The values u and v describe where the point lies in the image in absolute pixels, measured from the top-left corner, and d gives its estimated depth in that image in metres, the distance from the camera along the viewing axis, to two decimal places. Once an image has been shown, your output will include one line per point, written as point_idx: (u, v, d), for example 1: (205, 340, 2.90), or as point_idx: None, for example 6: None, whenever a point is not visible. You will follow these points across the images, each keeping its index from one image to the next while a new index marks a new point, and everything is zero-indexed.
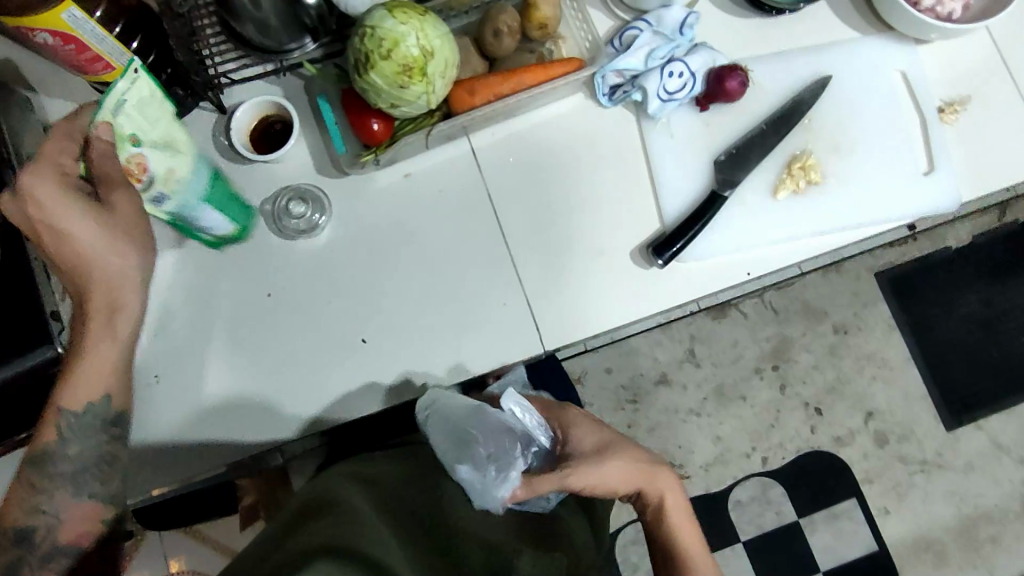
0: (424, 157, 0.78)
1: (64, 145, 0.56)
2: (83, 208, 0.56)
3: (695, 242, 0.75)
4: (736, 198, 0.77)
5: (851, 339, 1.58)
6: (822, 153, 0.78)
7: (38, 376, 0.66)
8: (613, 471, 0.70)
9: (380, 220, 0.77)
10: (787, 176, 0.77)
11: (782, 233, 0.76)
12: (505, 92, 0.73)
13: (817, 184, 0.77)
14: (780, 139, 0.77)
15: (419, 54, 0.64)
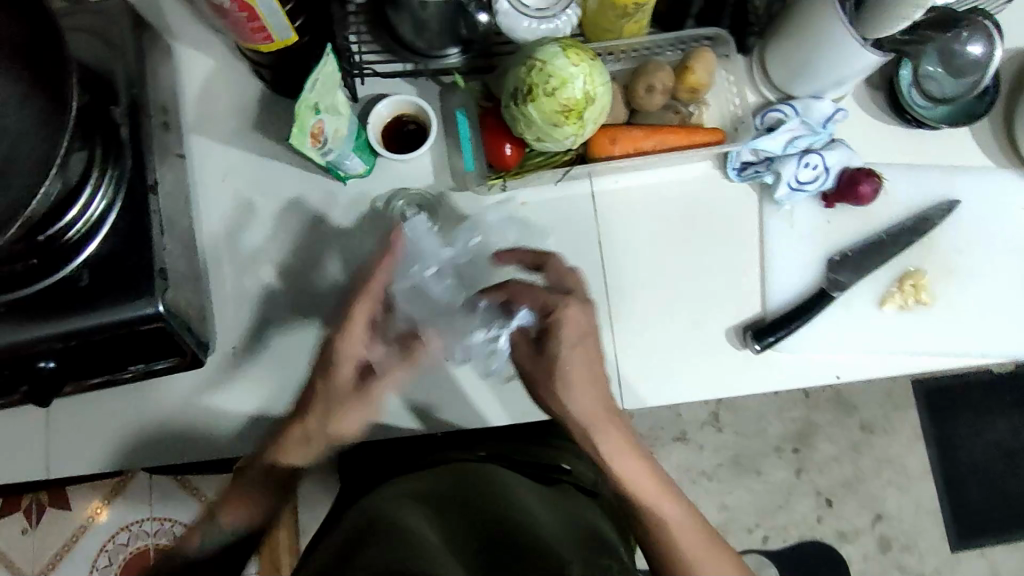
0: (545, 190, 0.77)
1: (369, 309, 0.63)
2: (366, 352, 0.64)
3: (794, 335, 0.75)
4: (841, 300, 0.76)
5: (875, 439, 1.58)
6: (936, 275, 0.77)
7: (132, 328, 0.65)
8: (594, 404, 0.65)
9: (488, 242, 0.77)
10: (896, 290, 0.76)
11: (879, 345, 0.76)
12: (646, 147, 0.72)
13: (924, 305, 0.76)
14: (898, 252, 0.77)
15: (581, 98, 0.64)
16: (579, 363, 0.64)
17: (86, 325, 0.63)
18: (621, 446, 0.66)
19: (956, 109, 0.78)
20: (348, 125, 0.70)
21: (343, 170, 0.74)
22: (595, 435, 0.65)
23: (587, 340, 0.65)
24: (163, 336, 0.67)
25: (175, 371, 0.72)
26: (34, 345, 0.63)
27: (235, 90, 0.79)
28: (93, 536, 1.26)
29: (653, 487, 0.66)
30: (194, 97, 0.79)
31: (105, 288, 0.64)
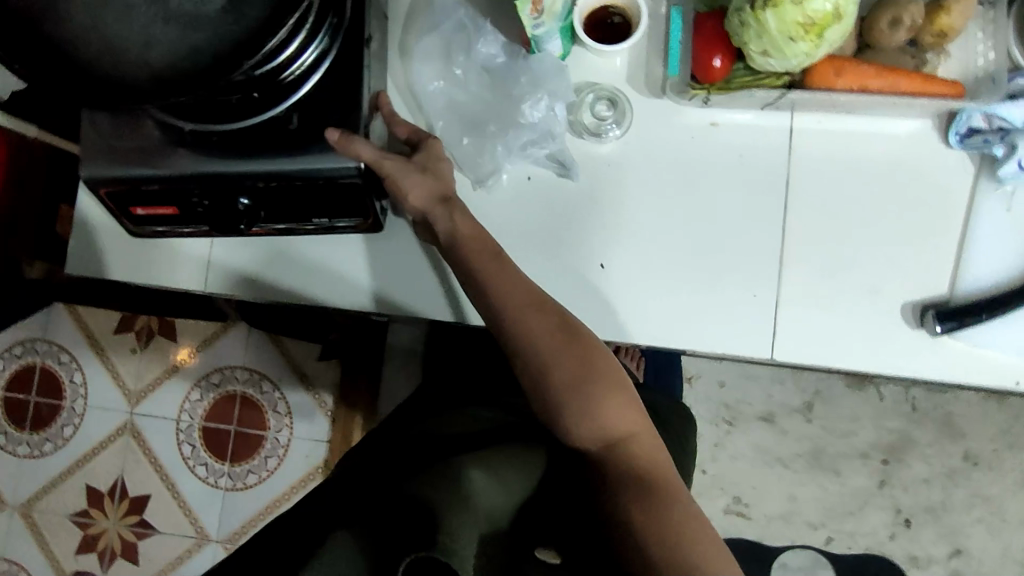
0: (738, 113, 0.73)
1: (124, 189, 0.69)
2: None
3: (980, 327, 0.68)
4: None
5: (975, 472, 1.47)
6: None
7: (329, 179, 0.68)
8: (546, 343, 0.63)
9: (669, 157, 0.73)
10: None
11: None
12: (873, 87, 0.66)
13: None
14: None
15: (828, 14, 0.59)
16: (495, 272, 0.66)
17: (289, 170, 0.68)
18: (584, 380, 0.62)
19: None
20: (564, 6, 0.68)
21: (544, 52, 0.71)
22: (554, 354, 0.63)
23: (539, 300, 0.65)
24: (352, 194, 0.70)
25: (353, 232, 0.77)
26: (242, 178, 0.68)
27: None
28: (199, 365, 1.37)
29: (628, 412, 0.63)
30: None
31: (310, 133, 0.68)
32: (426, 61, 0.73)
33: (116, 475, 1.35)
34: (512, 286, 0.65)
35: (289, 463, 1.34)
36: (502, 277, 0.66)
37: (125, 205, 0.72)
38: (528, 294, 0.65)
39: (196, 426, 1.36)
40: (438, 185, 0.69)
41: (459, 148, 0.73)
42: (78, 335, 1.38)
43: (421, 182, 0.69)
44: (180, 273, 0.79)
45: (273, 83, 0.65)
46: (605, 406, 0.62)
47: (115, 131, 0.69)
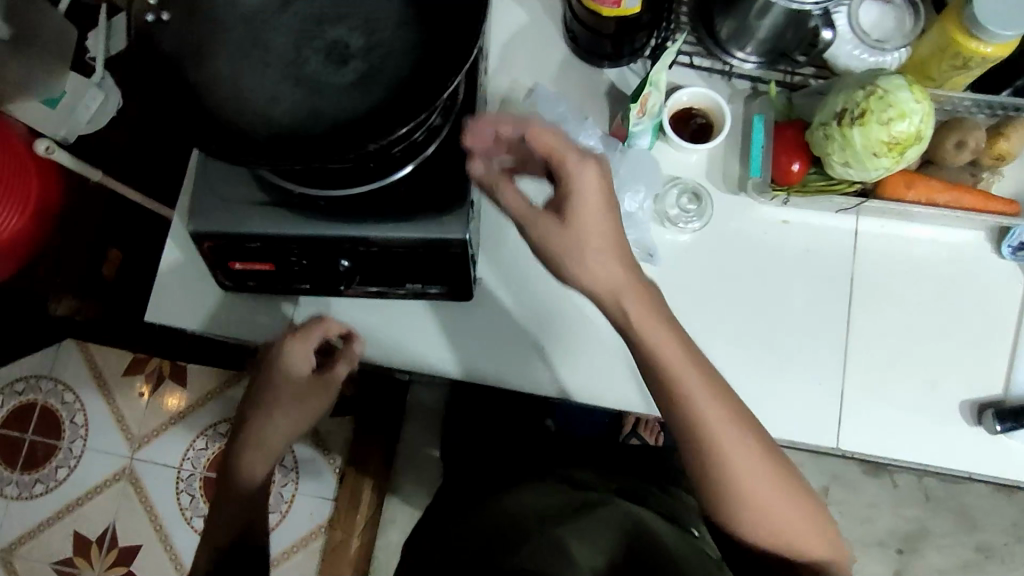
0: (808, 213, 0.78)
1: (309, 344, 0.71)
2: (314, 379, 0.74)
3: None
4: None
5: (988, 565, 1.49)
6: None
7: (431, 247, 0.71)
8: (717, 422, 0.59)
9: (745, 248, 0.78)
10: None
11: None
12: (938, 199, 0.73)
13: None
14: None
15: (910, 136, 0.65)
16: (642, 313, 0.60)
17: (394, 237, 0.70)
18: (750, 450, 0.60)
19: None
20: (659, 105, 0.75)
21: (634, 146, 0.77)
22: (709, 425, 0.60)
23: (700, 364, 0.61)
24: (450, 264, 0.73)
25: (439, 299, 0.78)
26: (347, 242, 0.71)
27: (541, 47, 0.82)
28: (203, 414, 1.28)
29: (778, 473, 0.61)
30: (500, 45, 0.82)
31: (415, 204, 0.71)
32: None
33: (107, 523, 1.24)
34: (673, 351, 0.60)
35: (292, 519, 1.31)
36: (700, 390, 0.60)
37: (227, 257, 0.74)
38: (733, 416, 0.60)
39: (197, 476, 1.26)
40: (620, 263, 0.60)
41: None
42: (86, 374, 1.29)
43: (589, 247, 0.59)
44: (266, 327, 0.80)
45: (388, 156, 0.68)
46: (766, 479, 0.60)
47: (227, 189, 0.72)
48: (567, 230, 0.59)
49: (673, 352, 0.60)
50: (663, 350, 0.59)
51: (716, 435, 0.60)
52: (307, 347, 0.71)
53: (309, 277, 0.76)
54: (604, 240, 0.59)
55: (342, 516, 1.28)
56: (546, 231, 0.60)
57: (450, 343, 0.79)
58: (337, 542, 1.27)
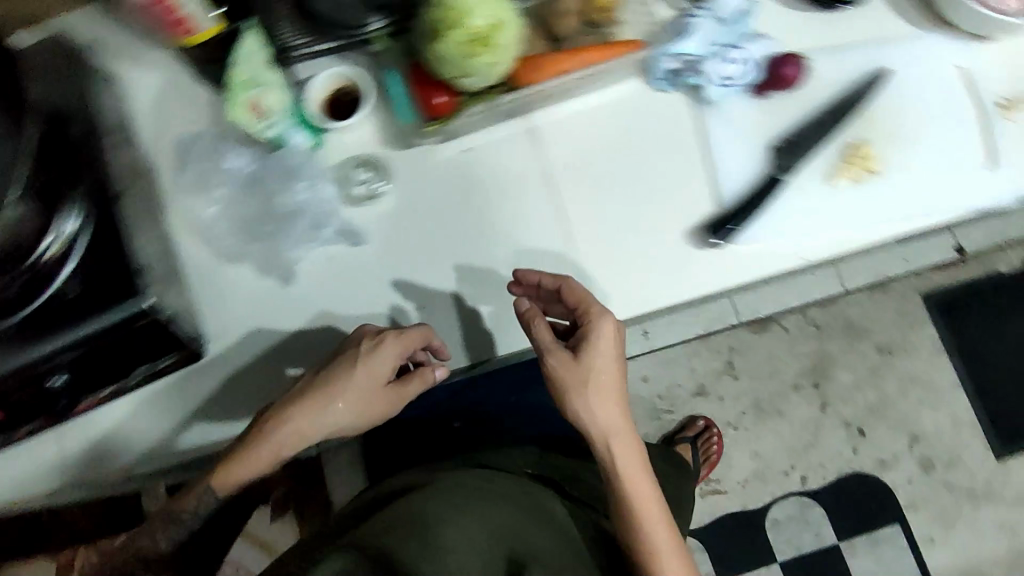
0: (482, 132, 0.80)
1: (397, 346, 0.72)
2: (384, 389, 0.75)
3: (753, 225, 0.75)
4: (793, 185, 0.76)
5: (895, 360, 1.56)
6: (881, 140, 0.76)
7: (124, 328, 0.66)
8: (615, 426, 0.73)
9: (443, 189, 0.80)
10: (846, 164, 0.76)
11: (839, 218, 0.75)
12: (568, 69, 0.75)
13: (875, 173, 0.76)
14: (837, 127, 0.76)
15: (487, 28, 0.66)
16: (607, 360, 0.72)
17: (79, 336, 0.64)
18: (640, 474, 0.73)
19: None
20: (281, 99, 0.74)
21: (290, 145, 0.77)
22: (609, 437, 0.73)
23: (621, 397, 0.73)
24: (157, 332, 0.69)
25: (181, 369, 0.75)
26: (34, 365, 0.64)
27: (177, 94, 0.81)
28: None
29: (647, 500, 0.74)
30: (139, 111, 0.80)
31: (84, 295, 0.65)
32: (197, 193, 0.78)
33: None
34: (612, 409, 0.72)
35: None
36: (647, 499, 0.73)
37: None
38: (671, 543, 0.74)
39: None
40: (619, 407, 0.73)
41: (256, 252, 0.79)
42: None
43: (603, 408, 0.72)
44: (30, 479, 0.75)
45: (27, 263, 0.63)
46: (643, 496, 0.73)
47: None
48: (580, 365, 0.72)
49: (637, 471, 0.73)
50: (607, 424, 0.72)
51: (644, 520, 0.73)
52: (387, 354, 0.72)
53: (34, 412, 0.71)
54: (610, 405, 0.72)
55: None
56: (566, 368, 0.72)
57: (221, 402, 0.77)
58: None
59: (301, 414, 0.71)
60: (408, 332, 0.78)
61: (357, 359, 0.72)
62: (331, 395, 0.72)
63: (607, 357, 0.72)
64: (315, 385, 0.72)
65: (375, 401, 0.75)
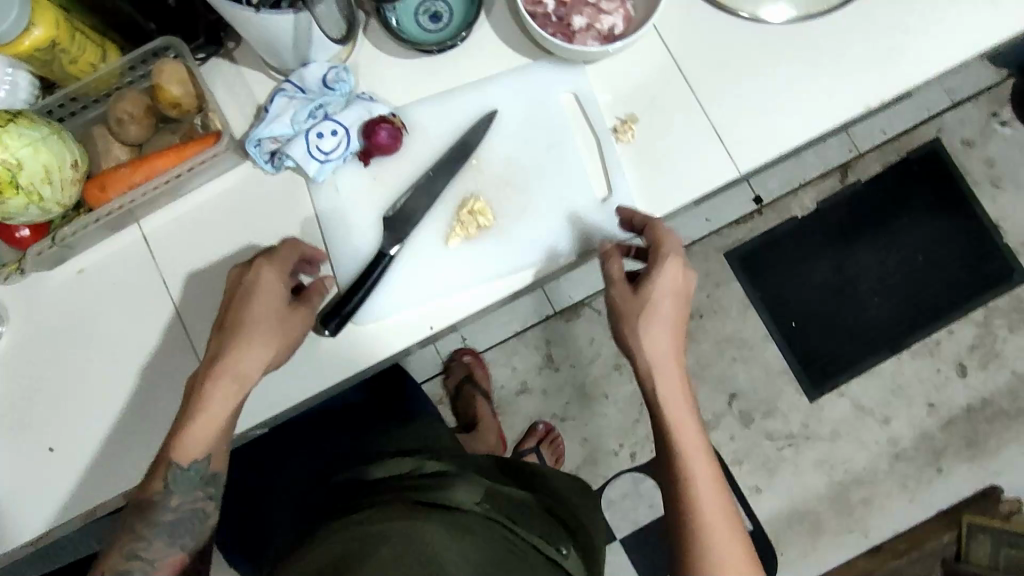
0: (96, 250, 0.76)
1: (276, 271, 0.68)
2: (288, 311, 0.69)
3: (371, 302, 0.73)
4: (408, 252, 0.74)
5: (706, 322, 1.59)
6: (491, 191, 0.75)
7: None
8: (665, 347, 0.71)
9: (64, 318, 0.76)
10: (457, 223, 0.74)
11: (458, 280, 0.74)
12: (138, 181, 0.70)
13: (488, 228, 0.74)
14: (446, 184, 0.74)
15: (2, 170, 0.62)
16: (668, 299, 0.71)
17: None
18: (684, 409, 0.71)
19: (461, 24, 0.77)
20: None
21: None
22: (654, 372, 0.71)
23: (678, 321, 0.72)
24: None
25: None
26: None
27: None
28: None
29: (692, 446, 0.70)
30: None
31: None
32: None
33: None
34: (658, 334, 0.71)
35: None
36: (701, 479, 0.69)
37: None
38: (706, 468, 0.70)
39: None
40: (670, 332, 0.72)
41: None
42: None
43: (656, 322, 0.71)
44: None
45: None
46: (687, 446, 0.70)
47: None
48: (637, 300, 0.71)
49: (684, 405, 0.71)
50: (653, 358, 0.71)
51: (684, 467, 0.70)
52: (273, 271, 0.68)
53: None
54: (671, 333, 0.72)
55: None
56: (626, 300, 0.71)
57: None
58: None
59: (244, 357, 0.66)
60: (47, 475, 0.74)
61: (255, 275, 0.67)
62: (245, 300, 0.67)
63: (673, 271, 0.70)
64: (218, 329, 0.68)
65: (236, 322, 0.66)
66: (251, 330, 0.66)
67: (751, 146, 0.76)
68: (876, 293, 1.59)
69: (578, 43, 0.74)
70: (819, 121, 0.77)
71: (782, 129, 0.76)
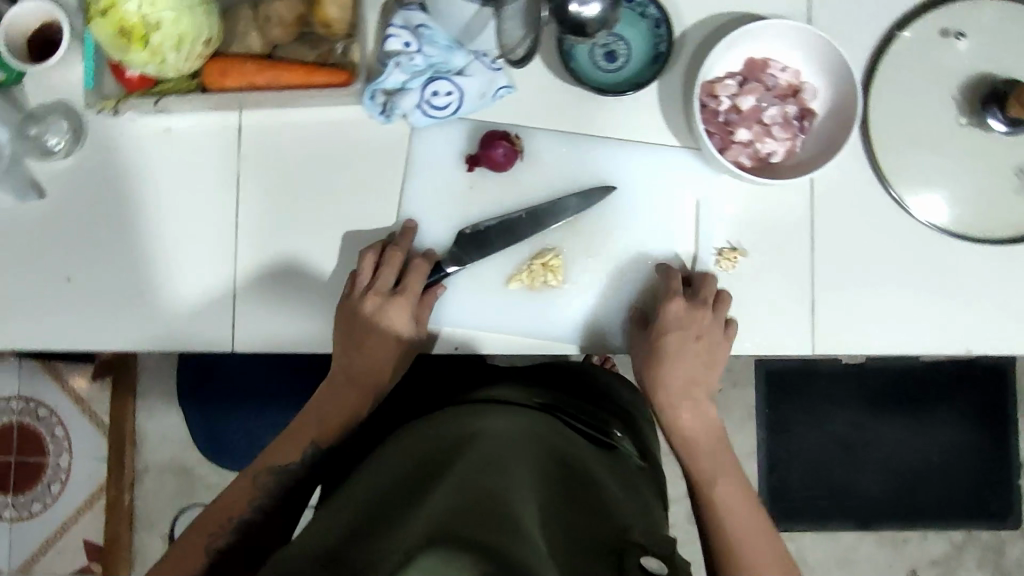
0: (189, 118, 0.74)
1: (404, 300, 0.71)
2: (407, 309, 0.71)
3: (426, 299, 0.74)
4: (466, 273, 0.73)
5: None
6: (574, 253, 0.73)
7: None
8: (683, 365, 0.71)
9: (129, 164, 0.74)
10: (526, 269, 0.73)
11: (507, 321, 0.74)
12: (260, 83, 0.68)
13: (553, 285, 0.73)
14: (534, 229, 0.72)
15: (139, 22, 0.60)
16: (693, 326, 0.70)
17: None
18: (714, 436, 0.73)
19: (628, 79, 0.73)
20: None
21: None
22: (666, 400, 0.73)
23: (704, 324, 0.70)
24: None
25: None
26: None
27: None
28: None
29: (725, 465, 0.73)
30: None
31: None
32: None
33: None
34: (677, 355, 0.71)
35: (71, 483, 1.45)
36: (730, 493, 0.72)
37: None
38: (731, 479, 0.72)
39: None
40: (690, 359, 0.71)
41: None
42: None
43: (671, 361, 0.71)
44: None
45: None
46: (716, 476, 0.72)
47: None
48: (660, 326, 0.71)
49: (695, 418, 0.73)
50: (673, 373, 0.72)
51: (716, 484, 0.72)
52: (399, 305, 0.71)
53: None
54: (684, 360, 0.71)
55: (109, 473, 1.42)
56: (639, 330, 0.72)
57: None
58: (111, 501, 1.43)
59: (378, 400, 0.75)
60: (49, 298, 0.74)
61: (389, 313, 0.71)
62: (375, 326, 0.71)
63: (700, 296, 0.70)
64: (340, 350, 0.72)
65: (364, 320, 0.71)
66: (379, 331, 0.71)
67: (838, 332, 0.73)
68: (876, 467, 1.55)
69: (730, 154, 0.70)
70: (913, 341, 0.74)
71: (876, 331, 0.74)
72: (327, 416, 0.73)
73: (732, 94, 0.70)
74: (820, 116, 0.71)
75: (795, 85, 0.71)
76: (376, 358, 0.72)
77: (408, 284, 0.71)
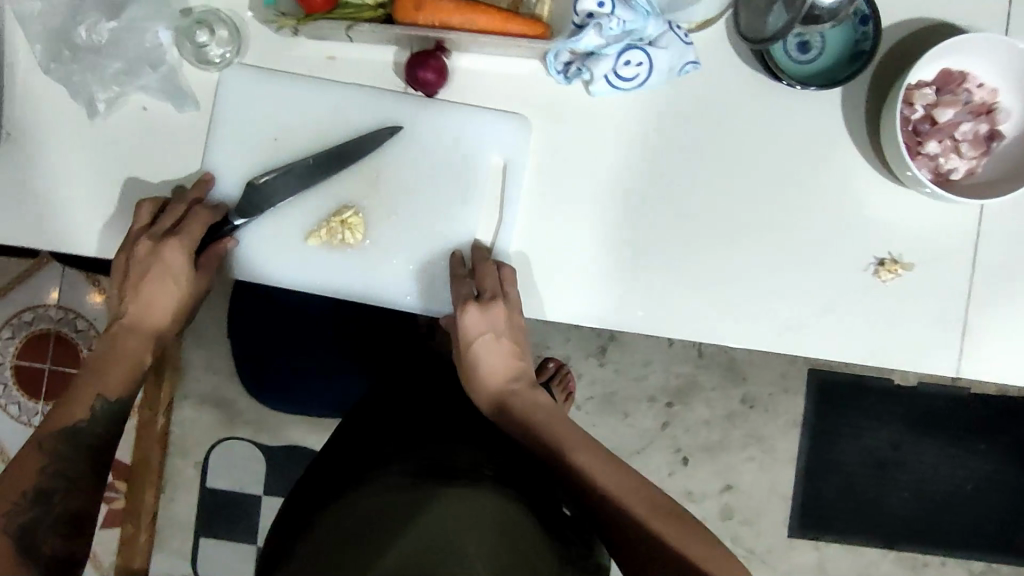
0: (360, 48, 0.72)
1: (173, 243, 0.69)
2: (174, 250, 0.69)
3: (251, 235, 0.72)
4: (270, 216, 0.72)
5: (752, 414, 1.54)
6: (376, 211, 0.72)
7: None
8: (493, 358, 0.73)
9: (291, 86, 0.72)
10: (325, 225, 0.72)
11: (322, 271, 0.72)
12: (452, 22, 0.65)
13: (355, 242, 0.71)
14: (321, 178, 0.70)
15: None
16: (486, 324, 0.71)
17: None
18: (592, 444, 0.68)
19: (819, 75, 0.71)
20: None
21: None
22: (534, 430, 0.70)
23: (475, 303, 0.70)
24: None
25: None
26: None
27: None
28: (6, 302, 1.34)
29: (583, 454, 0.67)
30: None
31: None
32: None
33: None
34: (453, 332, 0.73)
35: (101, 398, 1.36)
36: (588, 465, 0.66)
37: None
38: (594, 462, 0.66)
39: (8, 366, 1.36)
40: (499, 347, 0.73)
41: (57, 65, 0.69)
42: None
43: (487, 354, 0.73)
44: None
45: None
46: (587, 465, 0.66)
47: None
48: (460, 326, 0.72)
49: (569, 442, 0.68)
50: (499, 367, 0.73)
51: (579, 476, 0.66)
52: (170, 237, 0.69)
53: None
54: (497, 355, 0.73)
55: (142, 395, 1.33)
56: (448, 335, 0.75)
57: None
58: (142, 423, 1.34)
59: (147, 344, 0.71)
60: None
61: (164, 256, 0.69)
62: (156, 262, 0.69)
63: (498, 276, 0.70)
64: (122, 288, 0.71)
65: (145, 260, 0.69)
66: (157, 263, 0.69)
67: (980, 356, 0.73)
68: (909, 489, 1.56)
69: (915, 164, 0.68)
70: None
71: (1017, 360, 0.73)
72: (106, 373, 0.69)
73: (927, 104, 0.68)
74: (1008, 138, 0.70)
75: (989, 104, 0.69)
76: (157, 299, 0.71)
77: (182, 223, 0.69)
